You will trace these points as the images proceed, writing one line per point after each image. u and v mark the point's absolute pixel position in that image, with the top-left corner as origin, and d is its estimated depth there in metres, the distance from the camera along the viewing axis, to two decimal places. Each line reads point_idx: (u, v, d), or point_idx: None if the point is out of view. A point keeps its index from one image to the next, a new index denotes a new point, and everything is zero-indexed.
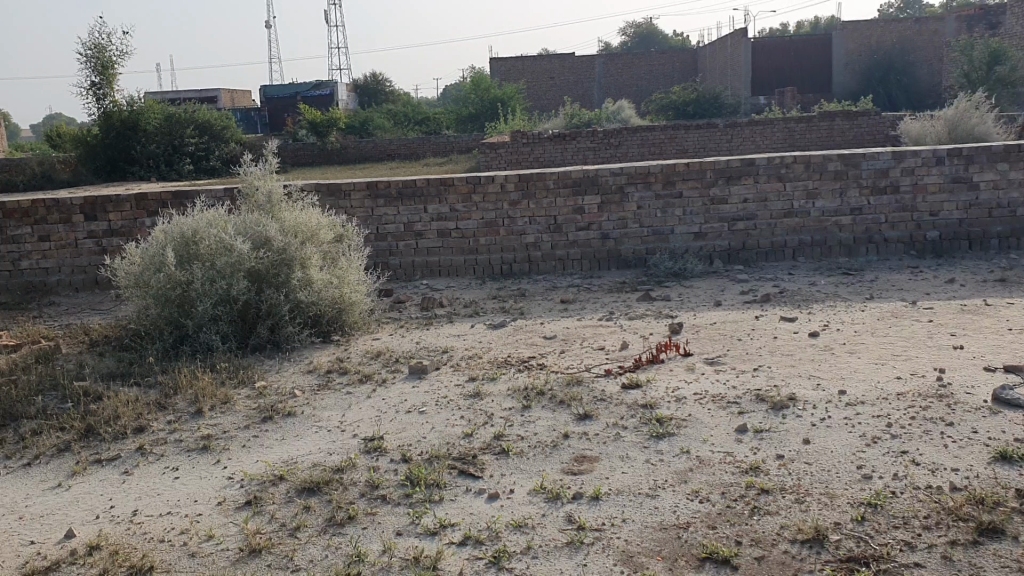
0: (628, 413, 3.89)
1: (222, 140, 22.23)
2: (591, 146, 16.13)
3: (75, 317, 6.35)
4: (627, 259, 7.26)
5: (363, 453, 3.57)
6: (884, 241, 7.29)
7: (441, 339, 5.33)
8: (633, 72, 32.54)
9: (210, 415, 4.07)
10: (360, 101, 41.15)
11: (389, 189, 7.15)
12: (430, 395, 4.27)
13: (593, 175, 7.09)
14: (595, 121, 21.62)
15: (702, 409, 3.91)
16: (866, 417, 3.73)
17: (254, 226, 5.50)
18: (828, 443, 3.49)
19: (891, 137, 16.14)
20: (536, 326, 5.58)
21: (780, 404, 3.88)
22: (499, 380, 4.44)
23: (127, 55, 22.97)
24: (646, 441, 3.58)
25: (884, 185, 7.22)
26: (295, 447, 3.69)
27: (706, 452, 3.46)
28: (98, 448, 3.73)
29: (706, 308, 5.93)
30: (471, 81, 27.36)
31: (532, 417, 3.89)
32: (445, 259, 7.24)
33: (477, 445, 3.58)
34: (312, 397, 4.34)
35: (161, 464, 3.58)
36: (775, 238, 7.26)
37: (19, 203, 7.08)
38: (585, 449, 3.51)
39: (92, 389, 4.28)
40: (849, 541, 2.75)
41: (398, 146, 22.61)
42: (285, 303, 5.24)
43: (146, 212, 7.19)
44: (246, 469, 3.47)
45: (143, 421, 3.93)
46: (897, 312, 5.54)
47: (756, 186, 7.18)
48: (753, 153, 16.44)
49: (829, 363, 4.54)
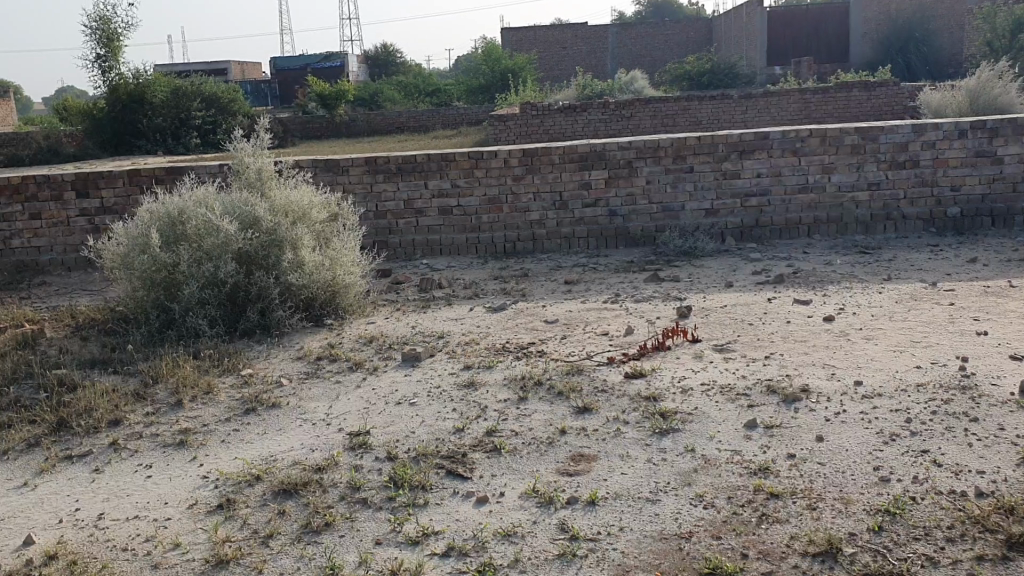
0: (630, 405, 3.67)
1: (229, 113, 21.99)
2: (603, 118, 15.82)
3: (65, 298, 6.16)
4: (635, 237, 7.00)
5: (347, 449, 3.36)
6: (902, 218, 7.01)
7: (438, 323, 5.11)
8: (646, 42, 32.05)
9: (191, 407, 3.87)
10: (370, 72, 40.75)
11: (388, 164, 6.91)
12: (423, 385, 4.06)
13: (601, 149, 6.83)
14: (607, 92, 21.40)
15: (709, 401, 3.69)
16: (884, 412, 3.49)
17: (241, 205, 5.28)
18: (843, 440, 3.25)
19: (908, 108, 15.77)
20: (538, 309, 5.36)
21: (792, 396, 3.65)
22: (496, 368, 4.22)
23: (133, 26, 22.69)
24: (649, 437, 3.36)
25: (903, 159, 6.92)
26: (277, 443, 3.48)
27: (712, 450, 3.23)
28: (69, 443, 3.54)
29: (716, 290, 5.68)
30: (482, 52, 27.06)
31: (528, 410, 3.68)
32: (446, 238, 7.00)
33: (468, 442, 3.37)
34: (299, 386, 4.14)
35: (133, 460, 3.39)
36: (789, 214, 6.99)
37: (9, 179, 6.88)
38: (582, 447, 3.30)
39: (68, 378, 4.09)
40: (865, 555, 2.53)
41: (406, 119, 22.30)
42: (275, 286, 5.02)
43: (139, 189, 6.97)
44: (222, 467, 3.27)
45: (119, 413, 3.73)
46: (918, 294, 5.28)
47: (770, 160, 6.90)
48: (767, 125, 16.08)
49: (844, 350, 4.30)
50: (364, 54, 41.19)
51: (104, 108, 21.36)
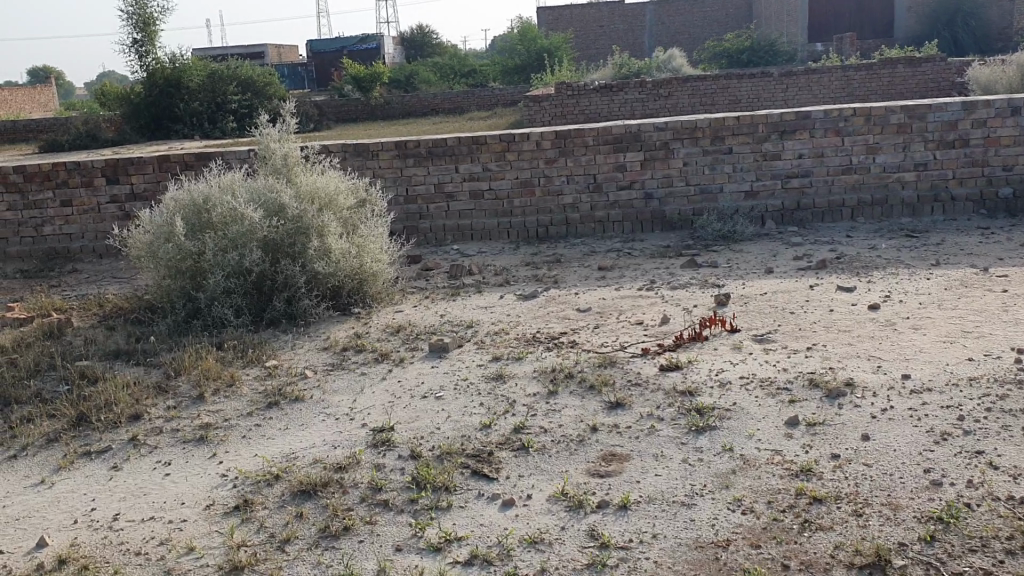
0: (665, 401, 3.51)
1: (265, 97, 21.89)
2: (639, 98, 15.57)
3: (94, 286, 6.12)
4: (672, 220, 6.81)
5: (369, 447, 3.25)
6: (951, 199, 6.73)
7: (467, 312, 4.98)
8: (683, 19, 31.60)
9: (213, 401, 3.79)
10: (406, 54, 40.64)
11: (419, 148, 6.78)
12: (449, 377, 3.93)
13: (636, 131, 6.64)
14: (644, 72, 21.18)
15: (748, 396, 3.52)
16: (934, 408, 3.29)
17: (267, 192, 5.18)
18: (891, 439, 3.07)
19: (955, 85, 15.34)
20: (570, 296, 5.20)
21: (836, 391, 3.47)
22: (525, 360, 4.08)
23: (168, 11, 22.74)
24: (685, 435, 3.21)
25: (952, 138, 6.65)
26: (299, 439, 3.38)
27: (751, 450, 3.07)
28: (88, 439, 3.47)
29: (756, 276, 5.48)
30: (518, 33, 26.85)
31: (559, 405, 3.54)
32: (477, 222, 6.86)
33: (495, 439, 3.25)
34: (323, 379, 4.04)
35: (153, 457, 3.31)
36: (832, 196, 6.75)
37: (40, 166, 6.85)
38: (614, 445, 3.15)
39: (91, 370, 4.03)
40: (916, 568, 2.36)
41: (442, 100, 22.20)
42: (301, 275, 4.93)
43: (169, 175, 6.90)
44: (241, 465, 3.18)
45: (140, 407, 3.66)
46: (969, 280, 5.05)
47: (812, 141, 6.67)
48: (808, 103, 15.74)
49: (891, 341, 4.09)
50: (400, 35, 41.05)
51: (142, 92, 21.49)
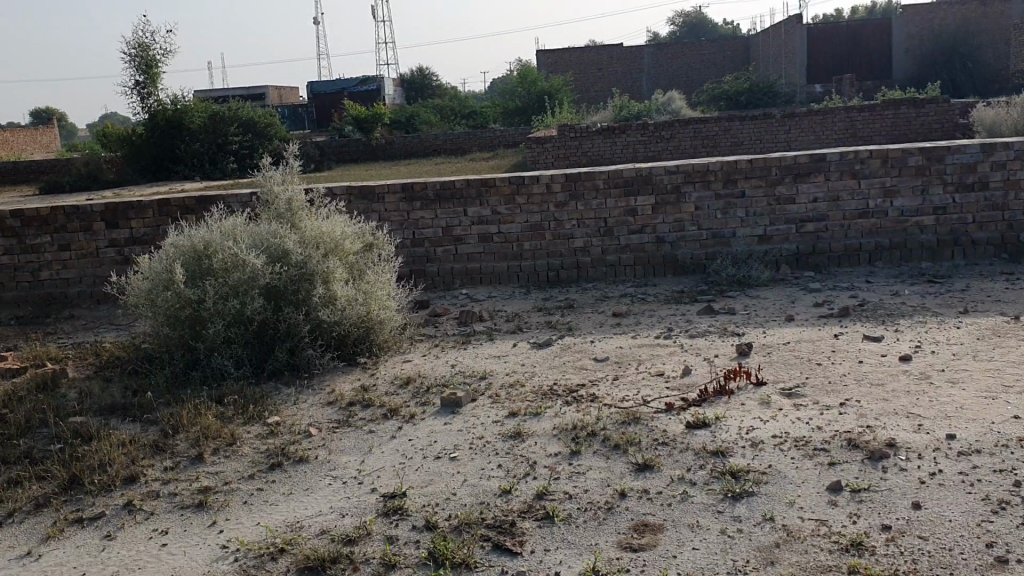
0: (696, 462, 3.29)
1: (266, 137, 21.83)
2: (642, 139, 15.50)
3: (91, 334, 5.90)
4: (685, 265, 6.62)
5: (380, 516, 3.04)
6: (971, 243, 6.55)
7: (479, 362, 4.77)
8: (682, 62, 31.69)
9: (213, 461, 3.56)
10: (406, 96, 40.79)
11: (425, 191, 6.62)
12: (463, 435, 3.71)
13: (647, 174, 6.48)
14: (644, 114, 21.18)
15: (784, 458, 3.30)
16: (985, 473, 3.08)
17: (270, 237, 5.00)
18: (944, 508, 2.86)
19: (958, 126, 15.24)
20: (585, 345, 5.00)
21: (878, 452, 3.25)
22: (543, 416, 3.85)
23: (171, 53, 22.77)
24: (721, 503, 2.99)
25: (971, 181, 6.50)
26: (305, 505, 3.16)
27: (793, 519, 2.85)
28: (80, 503, 3.24)
29: (776, 323, 5.28)
30: (518, 74, 26.94)
31: (583, 467, 3.32)
32: (486, 266, 6.66)
33: (517, 507, 3.04)
34: (330, 436, 3.82)
35: (148, 525, 3.08)
36: (849, 240, 6.57)
37: (37, 210, 6.68)
38: (646, 514, 2.94)
39: (84, 427, 3.81)
40: None
41: (443, 142, 22.13)
42: (305, 323, 4.73)
43: (169, 218, 6.72)
44: (243, 536, 2.96)
45: (136, 468, 3.43)
46: (999, 329, 4.86)
47: (828, 184, 6.51)
48: (812, 145, 15.66)
49: (929, 396, 3.88)
50: (400, 77, 41.27)
51: (143, 134, 21.46)
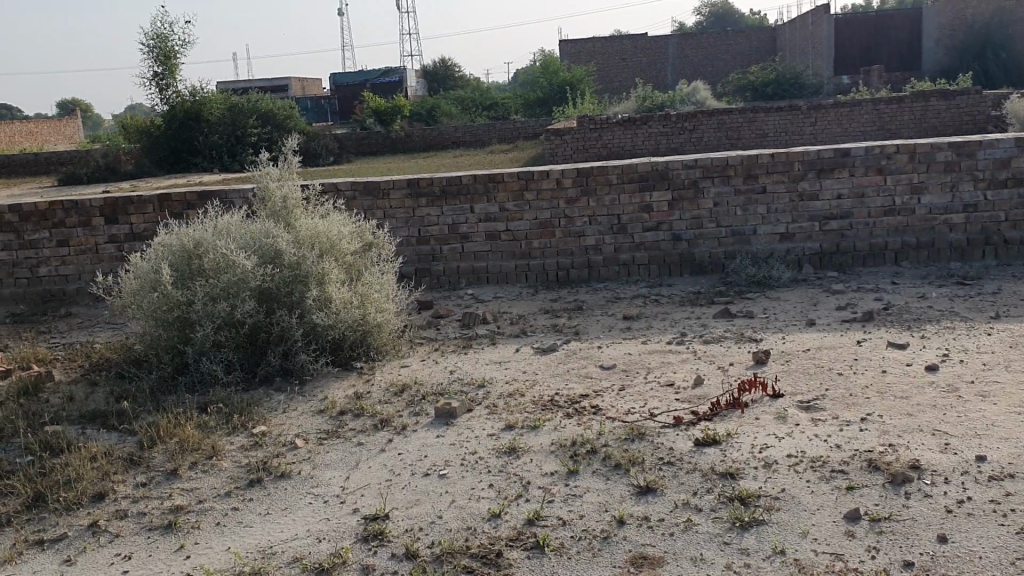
0: (703, 486, 3.04)
1: (285, 129, 21.70)
2: (664, 132, 15.05)
3: (85, 334, 5.72)
4: (701, 263, 6.34)
5: (359, 542, 2.82)
6: (1004, 243, 6.24)
7: (480, 368, 4.54)
8: (707, 52, 31.17)
9: (190, 476, 3.36)
10: (429, 87, 40.54)
11: (432, 187, 6.39)
12: (456, 450, 3.49)
13: (663, 168, 6.21)
14: (667, 104, 20.77)
15: (799, 481, 3.04)
16: (1020, 502, 2.81)
17: (263, 237, 4.80)
18: (973, 543, 2.60)
19: (991, 117, 14.80)
20: (593, 350, 4.76)
21: (902, 477, 2.98)
22: (542, 430, 3.62)
23: (190, 43, 22.67)
24: (728, 532, 2.74)
25: (1004, 178, 6.18)
26: (281, 527, 2.95)
27: (806, 553, 2.60)
28: (43, 523, 3.04)
29: (796, 328, 5.01)
30: (540, 65, 26.56)
31: (580, 488, 3.08)
32: (494, 265, 6.42)
33: (506, 534, 2.81)
34: (316, 449, 3.60)
35: (112, 549, 2.87)
36: (874, 239, 6.27)
37: (36, 205, 6.51)
38: (645, 546, 2.70)
39: (58, 438, 3.61)
40: None
41: (461, 134, 21.83)
42: (298, 326, 4.52)
43: (170, 213, 6.54)
44: (209, 563, 2.75)
45: (106, 485, 3.24)
46: None
47: (853, 179, 6.21)
48: (838, 138, 15.25)
49: (957, 411, 3.60)
50: (424, 69, 41.08)
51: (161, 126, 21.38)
